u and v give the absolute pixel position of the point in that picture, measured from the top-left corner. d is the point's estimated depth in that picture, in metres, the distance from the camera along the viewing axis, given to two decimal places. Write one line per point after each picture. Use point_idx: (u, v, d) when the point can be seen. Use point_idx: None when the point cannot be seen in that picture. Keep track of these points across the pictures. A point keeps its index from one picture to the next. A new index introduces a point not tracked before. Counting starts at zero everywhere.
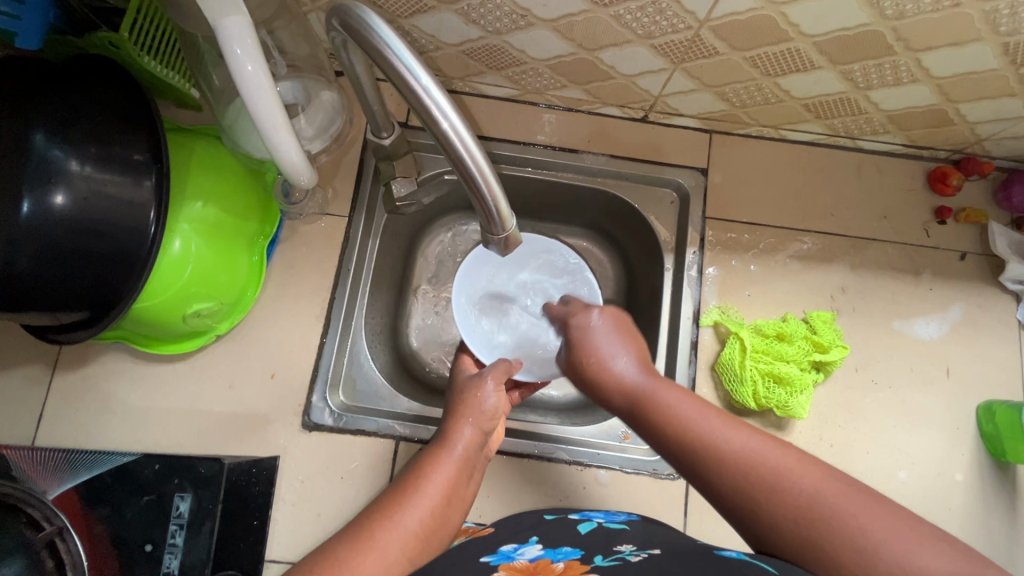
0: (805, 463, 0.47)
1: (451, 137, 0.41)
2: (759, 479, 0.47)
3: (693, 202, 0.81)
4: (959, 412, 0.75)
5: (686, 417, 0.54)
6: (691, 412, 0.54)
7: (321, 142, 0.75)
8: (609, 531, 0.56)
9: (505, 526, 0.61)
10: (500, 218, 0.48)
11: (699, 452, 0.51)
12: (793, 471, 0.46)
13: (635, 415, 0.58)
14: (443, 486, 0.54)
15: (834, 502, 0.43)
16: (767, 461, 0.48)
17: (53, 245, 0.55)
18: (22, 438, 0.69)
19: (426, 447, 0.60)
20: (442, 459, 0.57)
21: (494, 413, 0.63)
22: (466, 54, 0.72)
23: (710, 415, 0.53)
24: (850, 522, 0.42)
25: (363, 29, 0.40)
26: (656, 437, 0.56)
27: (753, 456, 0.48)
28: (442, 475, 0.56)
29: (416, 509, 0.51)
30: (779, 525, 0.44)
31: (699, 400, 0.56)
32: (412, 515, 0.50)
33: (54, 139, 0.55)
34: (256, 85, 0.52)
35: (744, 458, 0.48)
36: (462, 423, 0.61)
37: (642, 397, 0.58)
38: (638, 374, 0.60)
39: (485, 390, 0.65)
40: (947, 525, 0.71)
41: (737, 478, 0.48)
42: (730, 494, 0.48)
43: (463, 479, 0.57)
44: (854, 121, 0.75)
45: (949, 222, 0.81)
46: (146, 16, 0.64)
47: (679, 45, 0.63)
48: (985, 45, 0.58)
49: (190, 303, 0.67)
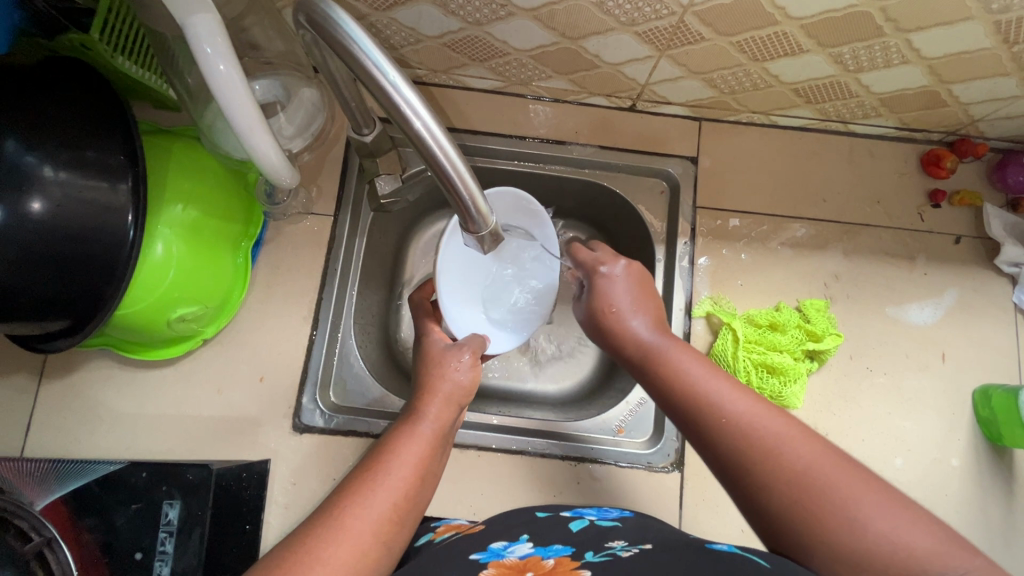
0: (800, 435, 0.47)
1: (424, 137, 0.40)
2: (751, 441, 0.47)
3: (684, 192, 0.80)
4: (955, 397, 0.75)
5: (693, 375, 0.54)
6: (698, 374, 0.54)
7: (302, 141, 0.73)
8: (602, 530, 0.55)
9: (495, 521, 0.60)
10: (480, 215, 0.46)
11: (699, 410, 0.51)
12: (787, 439, 0.47)
13: (643, 368, 0.59)
14: (415, 465, 0.53)
15: (826, 477, 0.44)
16: (762, 426, 0.48)
17: (29, 251, 0.54)
18: (10, 448, 0.68)
19: (393, 426, 0.59)
20: (413, 433, 0.56)
21: (460, 388, 0.62)
22: (447, 47, 0.71)
23: (718, 376, 0.53)
24: (839, 496, 0.43)
25: (329, 26, 0.39)
26: (660, 389, 0.56)
27: (749, 419, 0.49)
28: (413, 450, 0.54)
29: (387, 492, 0.50)
30: (767, 491, 0.45)
31: (708, 361, 0.56)
32: (382, 497, 0.49)
33: (26, 146, 0.54)
34: (228, 86, 0.51)
35: (743, 421, 0.49)
36: (431, 397, 0.60)
37: (655, 352, 0.58)
38: (652, 332, 0.60)
39: (459, 365, 0.64)
40: (943, 510, 0.71)
41: (732, 439, 0.49)
42: (723, 453, 0.49)
43: (438, 453, 0.56)
44: (845, 105, 0.74)
45: (944, 205, 0.79)
46: (117, 15, 0.62)
47: (663, 31, 0.62)
48: (976, 24, 0.56)
49: (174, 308, 0.66)
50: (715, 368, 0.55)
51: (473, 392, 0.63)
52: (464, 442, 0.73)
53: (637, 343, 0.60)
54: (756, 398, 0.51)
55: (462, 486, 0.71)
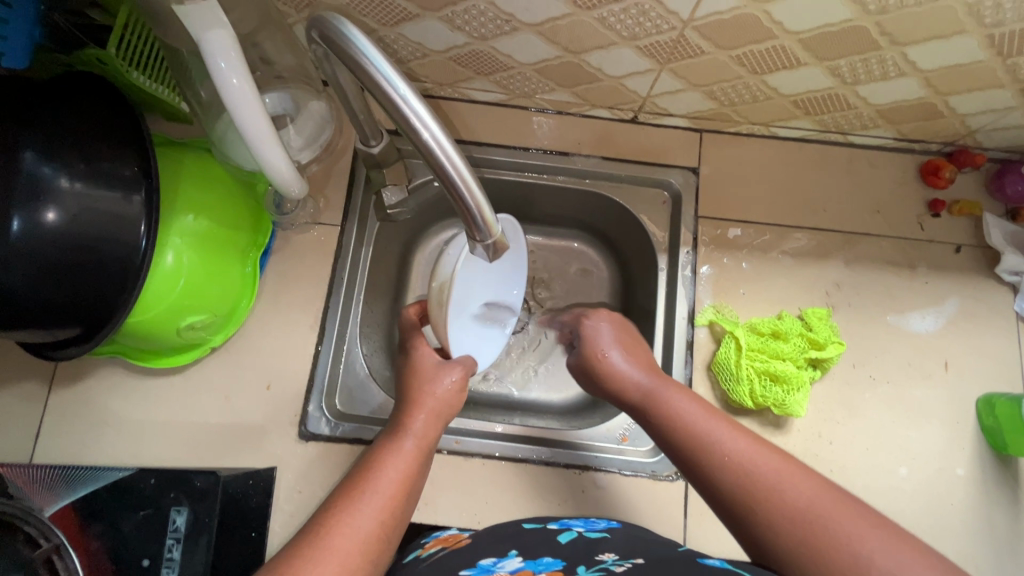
0: (794, 473, 0.50)
1: (432, 148, 0.41)
2: (753, 485, 0.50)
3: (685, 202, 0.81)
4: (958, 405, 0.75)
5: (690, 418, 0.58)
6: (696, 418, 0.58)
7: (310, 152, 0.74)
8: (591, 540, 0.55)
9: (483, 535, 0.59)
10: (486, 224, 0.47)
11: (700, 454, 0.55)
12: (786, 481, 0.50)
13: (642, 409, 0.63)
14: (399, 482, 0.53)
15: (822, 513, 0.47)
16: (762, 469, 0.51)
17: (44, 260, 0.55)
18: (20, 455, 0.69)
19: (380, 440, 0.59)
20: (397, 450, 0.56)
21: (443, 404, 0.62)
22: (453, 61, 0.73)
23: (711, 416, 0.57)
24: (839, 533, 0.45)
25: (342, 40, 0.41)
26: (661, 433, 0.60)
27: (745, 458, 0.52)
28: (397, 468, 0.54)
29: (372, 509, 0.50)
30: (770, 532, 0.48)
31: (703, 403, 0.60)
32: (368, 515, 0.49)
33: (44, 158, 0.56)
34: (241, 100, 0.52)
35: (739, 460, 0.52)
36: (417, 411, 0.61)
37: (650, 394, 0.62)
38: (644, 374, 0.65)
39: (444, 379, 0.64)
40: (948, 519, 0.71)
41: (729, 479, 0.52)
42: (722, 492, 0.52)
43: (422, 468, 0.57)
44: (844, 117, 0.75)
45: (944, 215, 0.80)
46: (133, 31, 0.64)
47: (664, 46, 0.63)
48: (971, 38, 0.58)
49: (184, 316, 0.67)
50: (709, 409, 0.59)
51: (458, 408, 0.64)
52: (469, 450, 0.73)
53: (633, 387, 0.64)
54: (753, 439, 0.55)
55: (466, 495, 0.71)
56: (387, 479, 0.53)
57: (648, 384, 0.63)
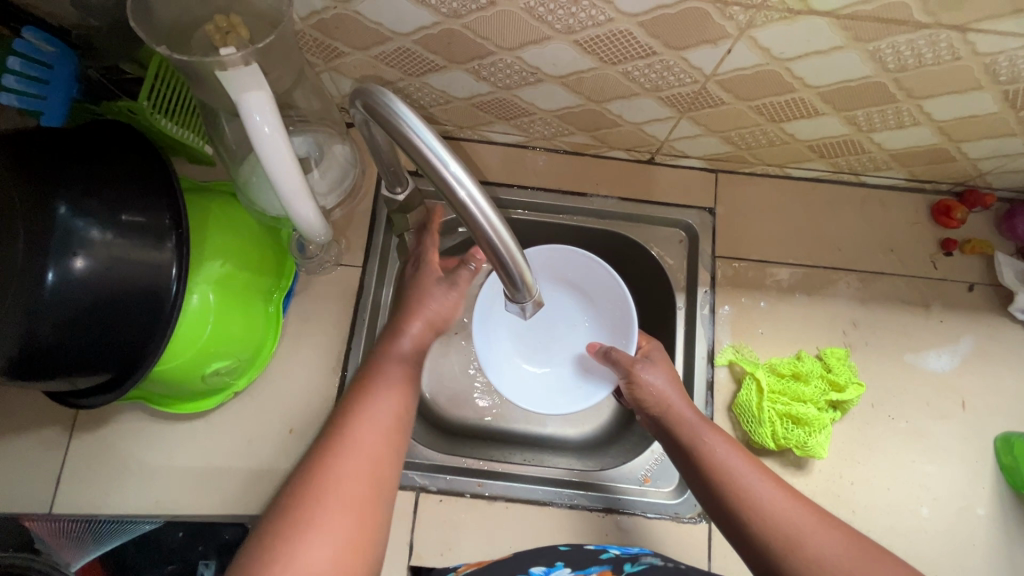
0: (827, 526, 0.54)
1: (469, 208, 0.40)
2: (786, 533, 0.54)
3: (703, 241, 0.82)
4: (976, 444, 0.75)
5: (728, 459, 0.60)
6: (733, 459, 0.60)
7: (335, 197, 0.74)
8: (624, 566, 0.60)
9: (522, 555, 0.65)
10: (525, 285, 0.47)
11: (735, 497, 0.58)
12: (816, 533, 0.54)
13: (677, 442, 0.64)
14: (398, 394, 0.59)
15: (854, 568, 0.51)
16: (794, 518, 0.55)
17: (75, 309, 0.55)
18: (41, 502, 0.68)
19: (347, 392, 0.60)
20: (366, 401, 0.57)
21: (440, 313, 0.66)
22: (475, 107, 0.74)
23: (745, 460, 0.60)
24: None
25: (390, 115, 0.41)
26: (695, 469, 0.62)
27: (782, 509, 0.56)
28: (395, 382, 0.60)
29: (351, 460, 0.52)
30: None
31: (735, 443, 0.63)
32: (372, 424, 0.55)
33: (77, 211, 0.55)
34: (276, 160, 0.52)
35: (777, 511, 0.56)
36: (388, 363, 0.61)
37: (688, 429, 0.64)
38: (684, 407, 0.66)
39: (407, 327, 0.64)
40: (971, 560, 0.71)
41: (765, 526, 0.55)
42: (761, 539, 0.55)
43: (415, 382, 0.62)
44: (857, 160, 0.77)
45: (955, 254, 0.81)
46: (165, 82, 0.65)
47: (685, 96, 0.65)
48: (985, 93, 0.59)
49: (209, 362, 0.67)
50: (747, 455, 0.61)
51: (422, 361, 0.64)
52: (492, 494, 0.73)
53: (672, 419, 0.65)
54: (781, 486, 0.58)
55: (490, 539, 0.71)
56: (382, 411, 0.56)
57: (689, 420, 0.64)
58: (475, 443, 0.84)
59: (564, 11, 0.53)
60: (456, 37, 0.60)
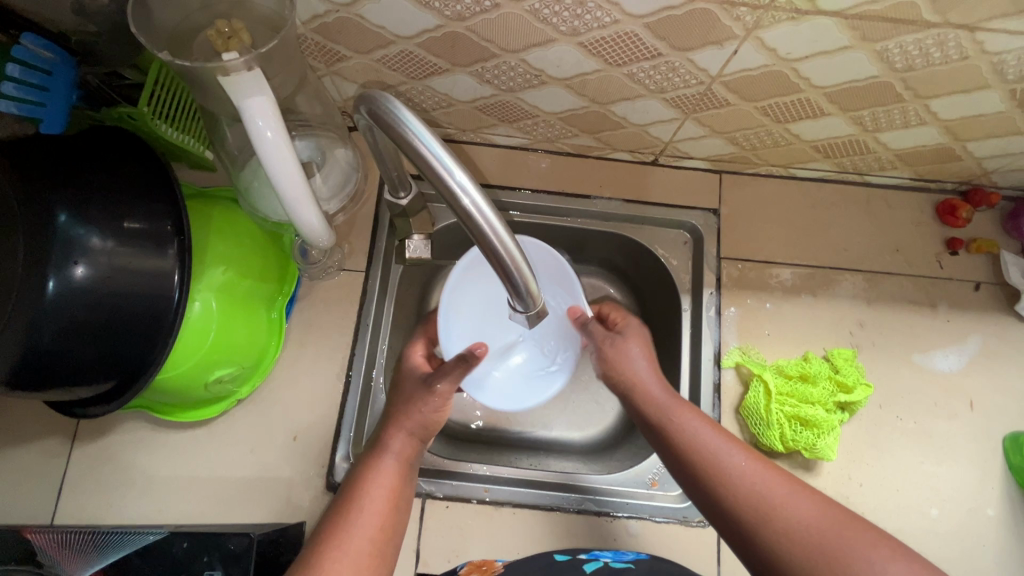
0: (798, 493, 0.53)
1: (474, 214, 0.40)
2: (761, 506, 0.53)
3: (707, 243, 0.81)
4: (985, 444, 0.75)
5: (700, 436, 0.59)
6: (705, 436, 0.59)
7: (337, 202, 0.74)
8: (615, 569, 0.61)
9: (513, 563, 0.64)
10: (532, 298, 0.46)
11: (708, 474, 0.56)
12: (792, 503, 0.52)
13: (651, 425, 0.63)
14: (388, 488, 0.56)
15: (826, 534, 0.49)
16: (769, 490, 0.53)
17: (76, 319, 0.54)
18: (43, 513, 0.68)
19: (359, 459, 0.60)
20: (375, 472, 0.57)
21: (437, 421, 0.60)
22: (478, 110, 0.73)
23: (719, 435, 0.59)
24: (845, 549, 0.48)
25: (396, 124, 0.41)
26: (669, 451, 0.61)
27: (753, 480, 0.54)
28: (381, 486, 0.56)
29: (364, 529, 0.53)
30: (777, 550, 0.50)
31: (709, 420, 0.61)
32: (364, 527, 0.53)
33: (78, 220, 0.55)
34: (282, 170, 0.52)
35: (747, 481, 0.54)
36: (394, 430, 0.60)
37: (660, 411, 0.62)
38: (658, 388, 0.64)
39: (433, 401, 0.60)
40: (981, 562, 0.71)
41: (736, 499, 0.54)
42: (734, 512, 0.54)
43: (407, 482, 0.59)
44: (863, 159, 0.76)
45: (961, 253, 0.81)
46: (165, 87, 0.64)
47: (690, 98, 0.64)
48: (993, 92, 0.59)
49: (212, 370, 0.66)
50: (717, 427, 0.60)
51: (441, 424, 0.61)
52: (498, 499, 0.72)
53: (644, 403, 0.64)
54: (756, 459, 0.57)
55: (497, 546, 0.70)
56: (381, 479, 0.57)
57: (660, 402, 0.63)
58: (480, 449, 0.83)
59: (569, 13, 0.53)
60: (460, 40, 0.59)
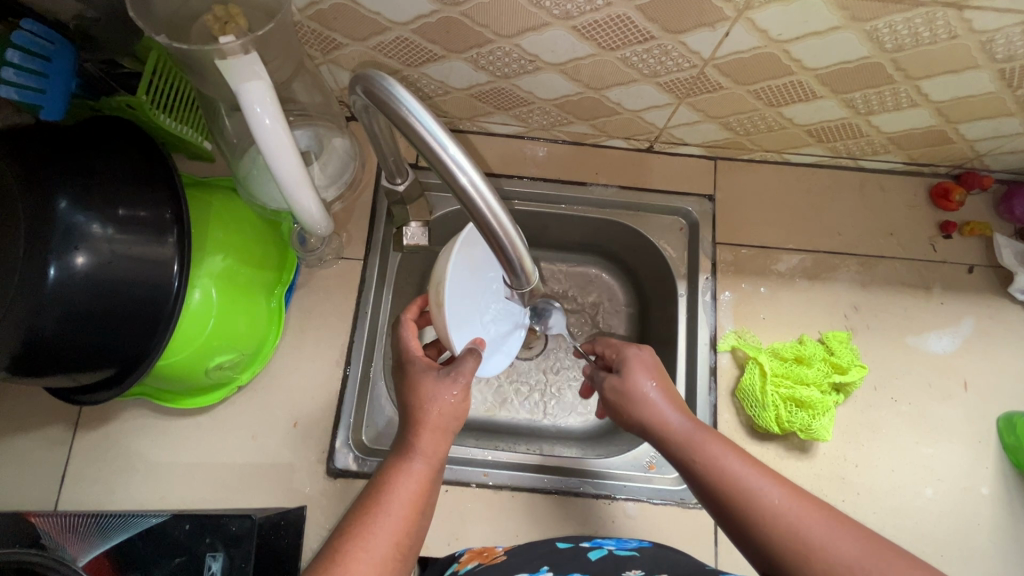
0: (836, 524, 0.50)
1: (469, 193, 0.40)
2: (796, 537, 0.50)
3: (703, 229, 0.82)
4: (979, 424, 0.76)
5: (729, 465, 0.56)
6: (734, 465, 0.56)
7: (335, 189, 0.75)
8: (619, 557, 0.59)
9: (517, 552, 0.62)
10: (527, 276, 0.46)
11: (739, 504, 0.54)
12: (831, 533, 0.49)
13: (675, 453, 0.60)
14: (415, 491, 0.53)
15: (870, 565, 0.46)
16: (806, 521, 0.50)
17: (78, 307, 0.54)
18: (46, 501, 0.68)
19: (385, 460, 0.56)
20: (402, 473, 0.53)
21: (460, 409, 0.57)
22: (474, 97, 0.74)
23: (750, 464, 0.56)
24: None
25: (391, 102, 0.41)
26: (696, 479, 0.57)
27: (788, 512, 0.51)
28: (408, 489, 0.52)
29: (388, 531, 0.50)
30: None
31: (739, 448, 0.58)
32: (386, 532, 0.49)
33: (78, 206, 0.54)
34: (278, 154, 0.52)
35: (782, 515, 0.51)
36: (421, 430, 0.55)
37: (683, 439, 0.59)
38: (682, 418, 0.61)
39: (448, 391, 0.56)
40: (976, 540, 0.71)
41: (777, 530, 0.51)
42: (770, 548, 0.51)
43: (434, 486, 0.55)
44: (855, 143, 0.77)
45: (955, 236, 0.82)
46: (162, 76, 0.65)
47: (683, 82, 0.65)
48: (982, 71, 0.60)
49: (213, 356, 0.67)
50: (747, 456, 0.57)
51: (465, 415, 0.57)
52: (498, 483, 0.73)
53: (665, 430, 0.61)
54: (791, 487, 0.53)
55: (497, 529, 0.71)
56: (409, 483, 0.53)
57: (683, 430, 0.60)
58: (479, 435, 0.84)
59: None
60: (455, 25, 0.60)
